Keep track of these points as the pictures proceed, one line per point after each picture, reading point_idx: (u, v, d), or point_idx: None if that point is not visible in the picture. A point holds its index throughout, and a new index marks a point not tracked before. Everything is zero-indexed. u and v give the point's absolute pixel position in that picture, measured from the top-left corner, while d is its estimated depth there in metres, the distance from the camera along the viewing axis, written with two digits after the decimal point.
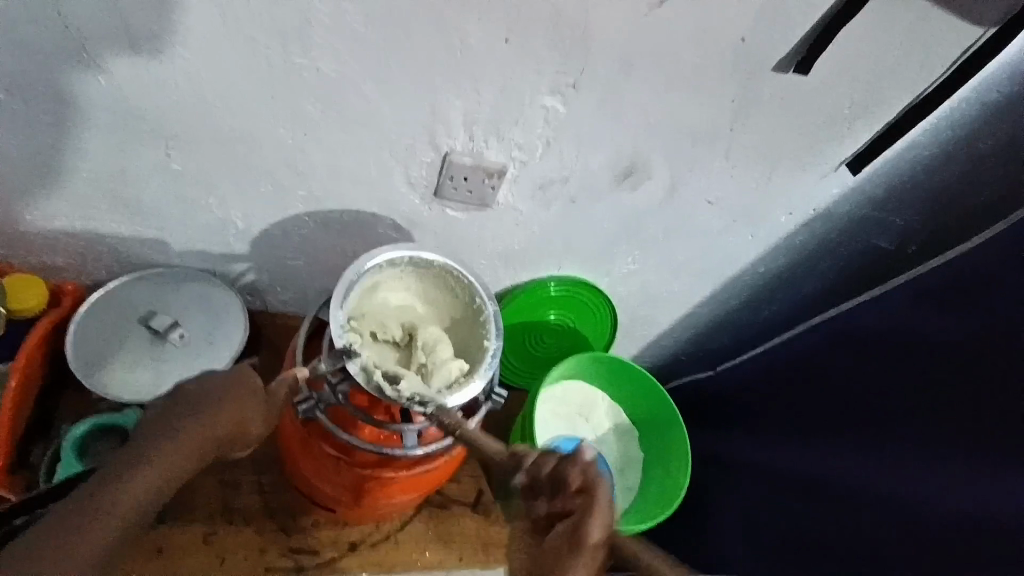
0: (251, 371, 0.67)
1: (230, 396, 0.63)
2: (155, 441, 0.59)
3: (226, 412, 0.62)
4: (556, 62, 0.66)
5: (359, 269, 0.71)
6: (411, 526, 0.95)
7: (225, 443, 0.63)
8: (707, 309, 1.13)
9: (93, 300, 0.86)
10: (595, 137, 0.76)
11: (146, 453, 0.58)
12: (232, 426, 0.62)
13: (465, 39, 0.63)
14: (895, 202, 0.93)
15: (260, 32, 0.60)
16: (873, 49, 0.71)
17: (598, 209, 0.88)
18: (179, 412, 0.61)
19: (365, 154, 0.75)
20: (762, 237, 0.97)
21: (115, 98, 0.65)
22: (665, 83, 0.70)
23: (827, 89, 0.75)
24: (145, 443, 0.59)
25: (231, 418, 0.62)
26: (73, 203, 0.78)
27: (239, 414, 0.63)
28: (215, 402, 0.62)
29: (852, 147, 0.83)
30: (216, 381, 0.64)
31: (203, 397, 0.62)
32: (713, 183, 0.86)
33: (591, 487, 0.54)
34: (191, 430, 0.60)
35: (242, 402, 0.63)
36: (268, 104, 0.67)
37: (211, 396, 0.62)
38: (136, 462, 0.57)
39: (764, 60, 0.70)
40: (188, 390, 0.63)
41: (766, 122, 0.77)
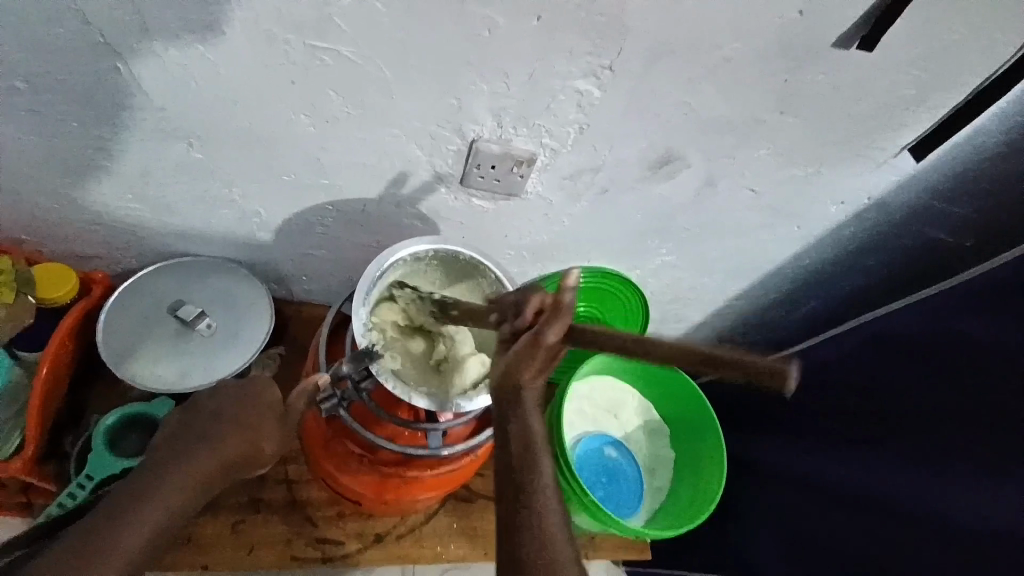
0: (267, 385, 0.70)
1: (240, 415, 0.66)
2: (174, 460, 0.62)
3: (237, 433, 0.65)
4: (590, 45, 0.61)
5: (382, 265, 0.69)
6: (435, 521, 0.94)
7: (240, 463, 0.65)
8: (744, 302, 1.08)
9: (122, 290, 0.86)
10: (630, 124, 0.71)
11: (163, 473, 0.60)
12: (247, 447, 0.65)
13: (492, 22, 0.58)
14: (958, 192, 0.85)
15: (277, 18, 0.57)
16: (944, 26, 0.63)
17: (629, 200, 0.83)
18: (193, 433, 0.64)
19: (388, 143, 0.71)
20: (807, 229, 0.91)
21: (134, 90, 0.64)
22: (708, 66, 0.64)
23: (891, 71, 0.67)
24: (163, 462, 0.61)
25: (246, 438, 0.65)
26: (98, 193, 0.77)
27: (252, 436, 0.66)
28: (228, 423, 0.65)
29: (914, 134, 0.76)
30: (229, 400, 0.67)
31: (217, 417, 0.65)
32: (757, 172, 0.80)
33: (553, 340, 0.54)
34: (209, 448, 0.63)
35: (259, 421, 0.67)
36: (287, 93, 0.65)
37: (223, 416, 0.65)
38: (159, 478, 0.60)
39: (821, 39, 0.63)
40: (201, 408, 0.66)
41: (818, 106, 0.71)
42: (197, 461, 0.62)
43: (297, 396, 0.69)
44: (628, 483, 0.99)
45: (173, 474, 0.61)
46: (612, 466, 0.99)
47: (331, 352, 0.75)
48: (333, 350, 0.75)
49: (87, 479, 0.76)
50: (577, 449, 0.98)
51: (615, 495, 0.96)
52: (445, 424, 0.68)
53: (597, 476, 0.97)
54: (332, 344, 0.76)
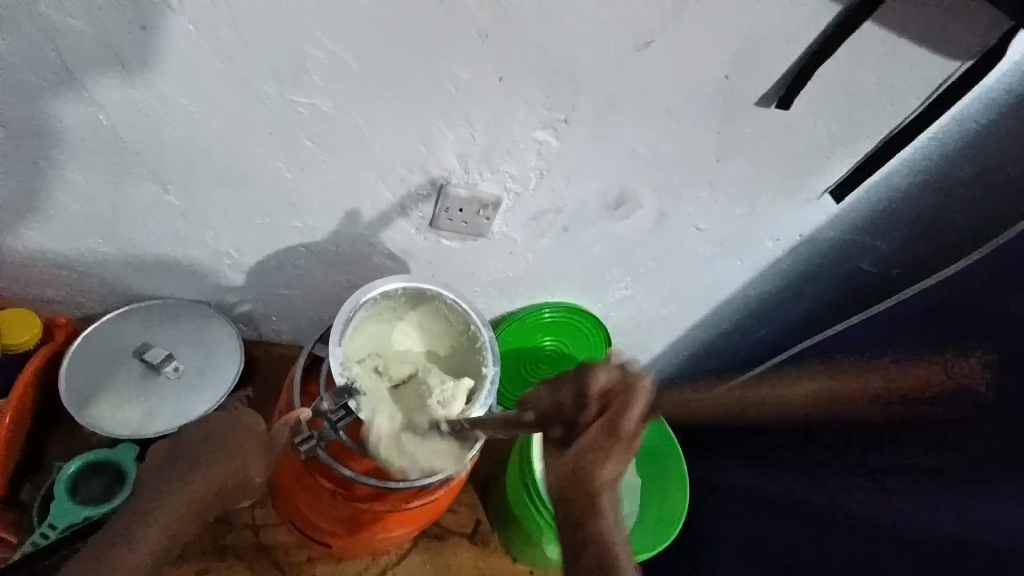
0: (252, 415, 0.69)
1: (231, 440, 0.65)
2: (167, 487, 0.62)
3: (230, 459, 0.64)
4: (546, 100, 0.68)
5: (355, 304, 0.71)
6: (407, 560, 0.94)
7: (232, 490, 0.65)
8: (699, 331, 1.15)
9: (88, 333, 0.86)
10: (586, 169, 0.78)
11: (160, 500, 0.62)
12: (235, 475, 0.64)
13: (458, 79, 0.65)
14: (878, 228, 0.96)
15: (260, 73, 0.62)
16: (846, 86, 0.73)
17: (588, 237, 0.89)
18: (183, 464, 0.64)
19: (361, 187, 0.76)
20: (750, 262, 1.00)
21: (114, 137, 0.67)
22: (652, 117, 0.73)
23: (806, 123, 0.77)
24: (157, 490, 0.62)
25: (234, 467, 0.64)
26: (69, 236, 0.78)
27: (242, 463, 0.65)
28: (218, 450, 0.65)
29: (833, 177, 0.86)
30: (219, 424, 0.67)
31: (207, 443, 0.65)
32: (701, 211, 0.88)
33: (629, 389, 0.48)
34: (197, 478, 0.63)
35: (245, 449, 0.65)
36: (266, 141, 0.69)
37: (213, 444, 0.65)
38: (154, 506, 0.61)
39: (746, 95, 0.72)
40: (191, 435, 0.66)
41: (748, 153, 0.80)
42: (191, 487, 0.62)
43: (280, 427, 0.69)
44: None
45: (170, 499, 0.62)
46: None
47: (304, 391, 0.75)
48: (308, 389, 0.75)
49: (53, 526, 0.73)
50: None
51: None
52: (422, 456, 0.69)
53: None
54: (305, 382, 0.76)
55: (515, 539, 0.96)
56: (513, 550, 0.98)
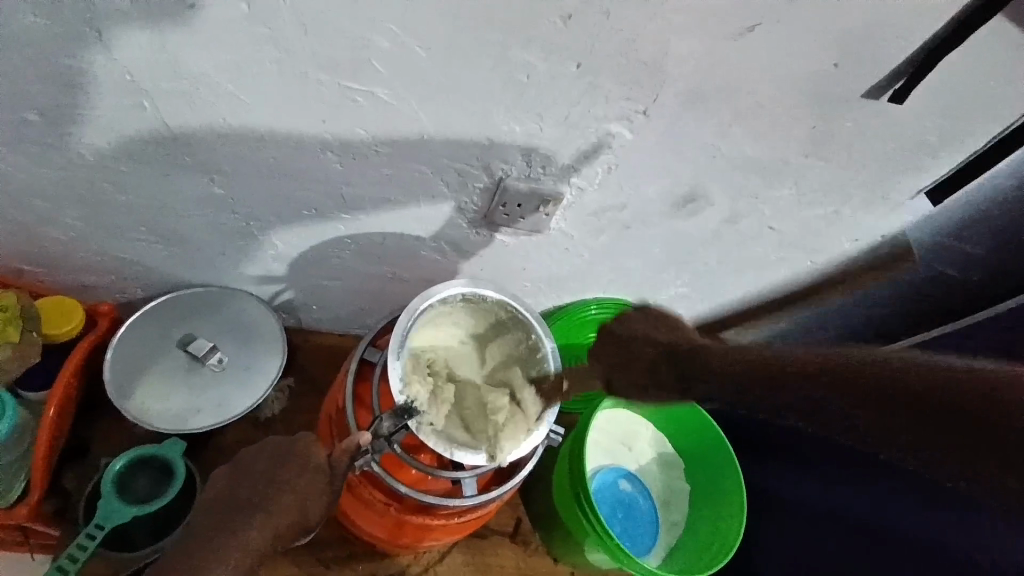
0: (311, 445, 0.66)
1: (286, 478, 0.63)
2: (227, 526, 0.61)
3: (286, 499, 0.62)
4: (626, 91, 0.61)
5: (413, 313, 0.66)
6: (449, 559, 0.92)
7: (290, 532, 0.63)
8: (752, 331, 1.08)
9: (130, 323, 0.84)
10: (659, 165, 0.71)
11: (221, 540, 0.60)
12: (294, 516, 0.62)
13: (531, 66, 0.58)
14: (969, 233, 0.87)
15: (314, 60, 0.56)
16: (969, 78, 0.64)
17: (652, 234, 0.83)
18: (247, 497, 0.63)
19: (416, 180, 0.71)
20: (821, 264, 0.92)
21: (158, 126, 0.62)
22: (741, 113, 0.65)
23: (914, 121, 0.68)
24: (222, 525, 0.62)
25: (293, 505, 0.62)
26: (112, 225, 0.75)
27: (299, 504, 0.62)
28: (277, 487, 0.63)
29: (930, 178, 0.77)
30: (277, 456, 0.65)
31: (267, 479, 0.63)
32: (777, 210, 0.80)
33: None
34: (257, 516, 0.61)
35: (303, 485, 0.63)
36: (318, 131, 0.64)
37: (272, 479, 0.63)
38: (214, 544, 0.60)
39: (853, 89, 0.63)
40: (255, 469, 0.65)
41: (840, 151, 0.71)
42: (254, 528, 0.61)
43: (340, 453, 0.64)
44: (642, 521, 0.99)
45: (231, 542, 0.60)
46: (627, 499, 0.99)
47: (356, 396, 0.70)
48: (360, 396, 0.70)
49: (98, 528, 0.71)
50: (593, 483, 0.97)
51: (633, 530, 0.96)
52: (477, 471, 0.66)
53: (614, 510, 0.97)
54: (357, 388, 0.70)
55: (559, 546, 0.94)
56: (556, 554, 0.96)
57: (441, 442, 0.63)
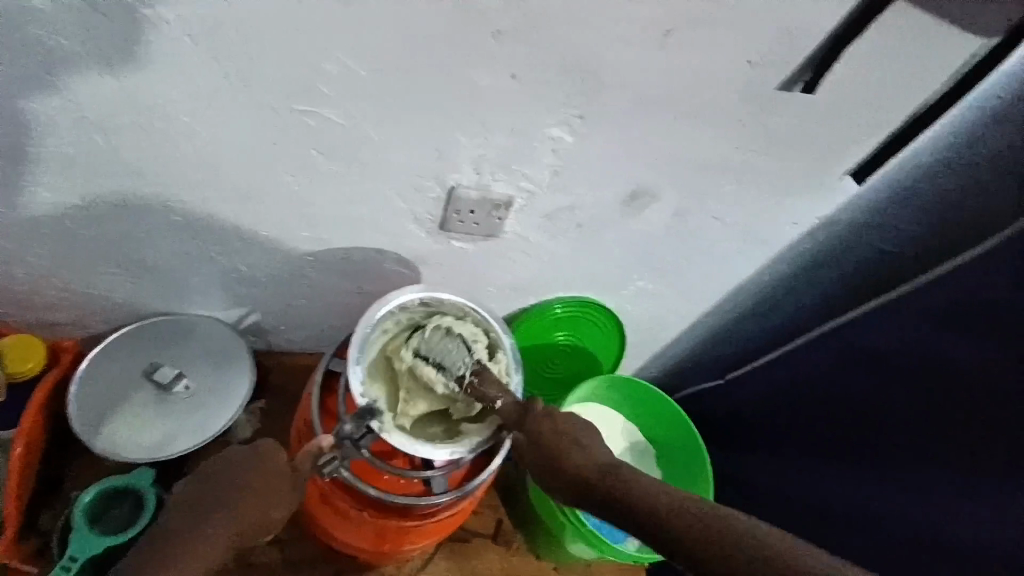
0: (277, 446, 0.67)
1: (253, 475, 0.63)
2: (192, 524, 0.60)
3: (249, 497, 0.62)
4: (563, 98, 0.65)
5: (371, 320, 0.69)
6: (433, 563, 0.93)
7: (252, 530, 0.62)
8: (714, 320, 1.12)
9: (94, 357, 0.84)
10: (602, 166, 0.75)
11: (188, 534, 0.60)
12: (258, 514, 0.62)
13: (471, 81, 0.61)
14: (900, 210, 0.93)
15: (260, 85, 0.58)
16: (875, 65, 0.70)
17: (605, 232, 0.86)
18: (210, 498, 0.62)
19: (372, 195, 0.73)
20: (768, 249, 0.97)
21: (111, 157, 0.63)
22: (672, 112, 0.69)
23: (832, 109, 0.74)
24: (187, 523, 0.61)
25: (258, 501, 0.62)
26: (71, 260, 0.75)
27: (262, 502, 0.62)
28: (242, 483, 0.63)
29: (855, 160, 0.83)
30: (241, 455, 0.65)
31: (232, 476, 0.63)
32: (720, 201, 0.85)
33: None
34: (223, 512, 0.61)
35: (269, 483, 0.63)
36: (272, 153, 0.66)
37: (237, 476, 0.63)
38: (182, 537, 0.60)
39: (772, 83, 0.68)
40: (218, 472, 0.64)
41: (768, 141, 0.76)
42: (219, 524, 0.60)
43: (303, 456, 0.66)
44: None
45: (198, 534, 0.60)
46: None
47: (323, 407, 0.73)
48: (327, 407, 0.72)
49: (72, 560, 0.71)
50: None
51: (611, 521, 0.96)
52: (447, 468, 0.68)
53: None
54: (324, 398, 0.73)
55: (541, 541, 0.96)
56: (539, 548, 0.98)
57: (405, 440, 0.65)
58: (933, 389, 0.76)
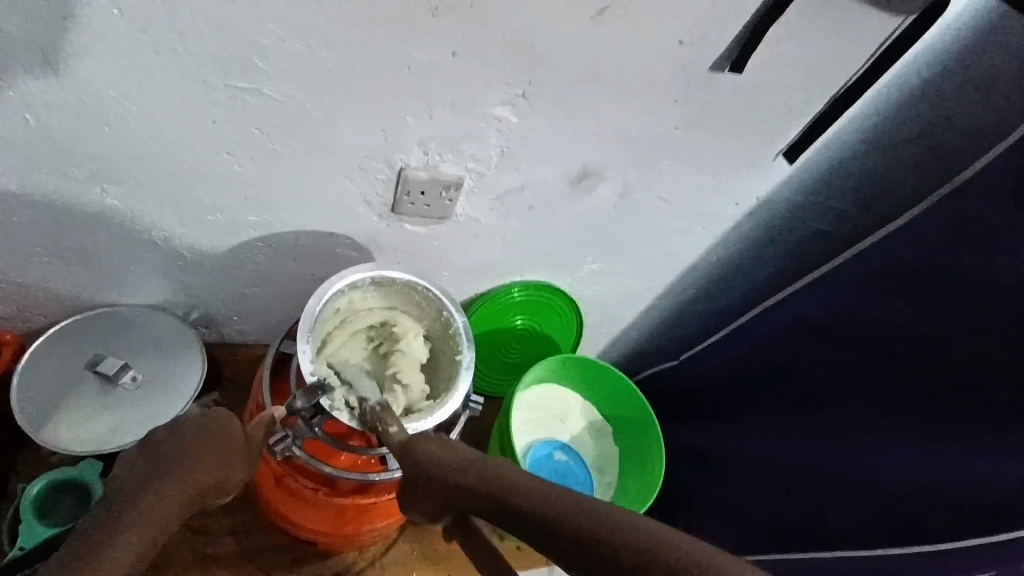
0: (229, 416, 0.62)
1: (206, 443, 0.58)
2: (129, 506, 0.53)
3: (205, 460, 0.57)
4: (504, 76, 0.67)
5: (321, 298, 0.70)
6: (397, 547, 0.93)
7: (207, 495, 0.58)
8: (666, 302, 1.16)
9: (34, 350, 0.81)
10: (547, 145, 0.77)
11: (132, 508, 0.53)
12: (209, 480, 0.57)
13: (412, 58, 0.62)
14: (832, 189, 0.98)
15: (196, 61, 0.58)
16: (798, 46, 0.74)
17: (556, 212, 0.89)
18: (161, 470, 0.55)
19: (319, 176, 0.73)
20: (712, 229, 1.01)
21: (43, 139, 0.62)
22: (610, 91, 0.72)
23: (762, 88, 0.78)
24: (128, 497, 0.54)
25: (208, 469, 0.57)
26: (4, 249, 0.73)
27: (225, 458, 0.59)
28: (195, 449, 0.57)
29: (787, 139, 0.87)
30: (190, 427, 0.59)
31: (178, 450, 0.57)
32: (663, 181, 0.88)
33: None
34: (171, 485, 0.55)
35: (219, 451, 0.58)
36: (212, 133, 0.65)
37: (186, 447, 0.57)
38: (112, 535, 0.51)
39: (702, 64, 0.72)
40: (166, 446, 0.57)
41: (705, 119, 0.80)
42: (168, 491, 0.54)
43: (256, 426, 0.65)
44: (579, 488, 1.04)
45: (140, 515, 0.52)
46: (564, 469, 1.04)
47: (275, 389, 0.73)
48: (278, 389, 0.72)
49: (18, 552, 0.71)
50: (529, 457, 1.01)
51: None
52: None
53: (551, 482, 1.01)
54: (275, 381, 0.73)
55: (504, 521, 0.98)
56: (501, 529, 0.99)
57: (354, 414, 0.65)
58: (874, 350, 0.84)
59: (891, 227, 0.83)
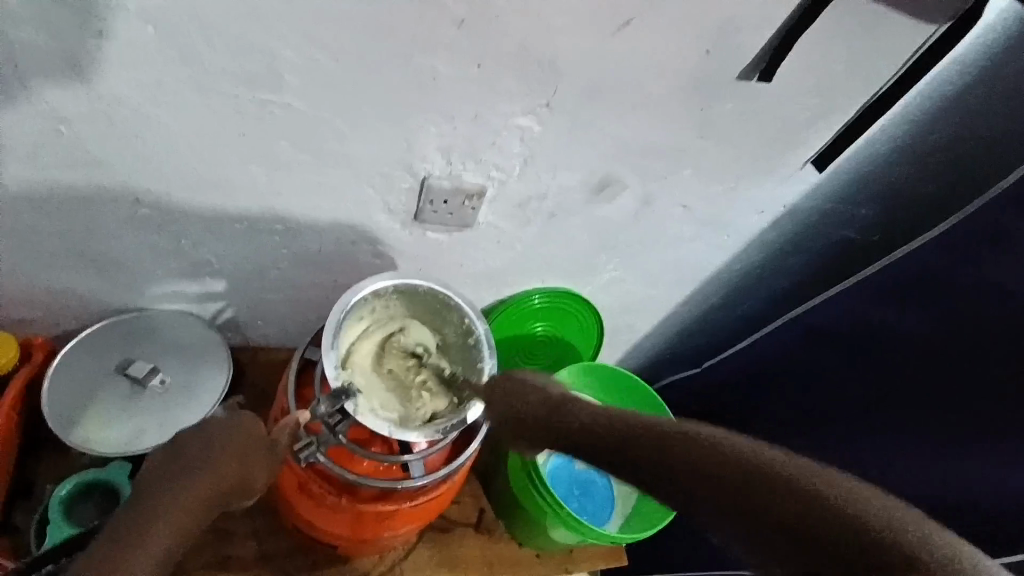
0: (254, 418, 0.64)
1: (234, 443, 0.60)
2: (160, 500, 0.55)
3: (232, 461, 0.59)
4: (528, 87, 0.67)
5: (345, 305, 0.70)
6: (416, 553, 0.94)
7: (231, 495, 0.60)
8: (687, 310, 1.14)
9: (67, 352, 0.83)
10: (569, 153, 0.76)
11: (162, 504, 0.54)
12: (237, 480, 0.59)
13: (436, 69, 0.63)
14: (861, 196, 0.96)
15: (225, 74, 0.59)
16: (828, 54, 0.73)
17: (576, 220, 0.88)
18: (188, 466, 0.57)
19: (343, 185, 0.74)
20: (736, 237, 0.99)
21: (78, 150, 0.64)
22: (633, 101, 0.72)
23: (789, 96, 0.77)
24: (158, 491, 0.55)
25: (237, 469, 0.60)
26: (40, 255, 0.75)
27: (248, 463, 0.61)
28: (223, 449, 0.60)
29: (815, 147, 0.86)
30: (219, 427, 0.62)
31: (208, 447, 0.59)
32: (686, 190, 0.87)
33: None
34: (199, 481, 0.57)
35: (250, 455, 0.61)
36: (240, 144, 0.66)
37: (215, 445, 0.59)
38: (144, 528, 0.53)
39: (728, 74, 0.71)
40: (190, 444, 0.59)
41: (731, 128, 0.79)
42: (196, 487, 0.56)
43: (280, 429, 0.67)
44: (598, 496, 1.03)
45: (169, 510, 0.54)
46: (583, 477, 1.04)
47: (299, 394, 0.73)
48: (302, 394, 0.73)
49: None
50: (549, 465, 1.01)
51: (588, 504, 1.01)
52: (423, 452, 0.69)
53: (570, 489, 1.02)
54: (299, 386, 0.74)
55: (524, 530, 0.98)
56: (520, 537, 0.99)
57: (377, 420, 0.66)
58: (898, 360, 0.82)
59: (916, 241, 0.80)
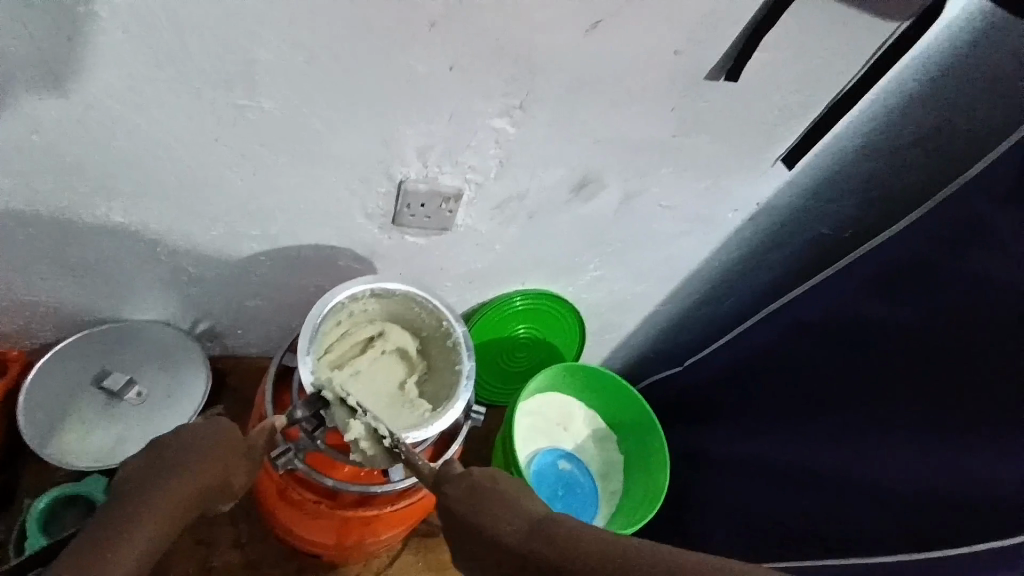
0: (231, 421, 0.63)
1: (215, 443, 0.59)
2: (141, 498, 0.53)
3: (213, 461, 0.58)
4: (502, 88, 0.68)
5: (322, 311, 0.70)
6: (402, 559, 0.94)
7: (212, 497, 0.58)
8: (669, 308, 1.16)
9: (40, 367, 0.82)
10: (545, 153, 0.77)
11: (144, 500, 0.53)
12: (218, 480, 0.58)
13: (409, 70, 0.63)
14: (833, 192, 0.98)
15: (196, 78, 0.59)
16: (795, 53, 0.74)
17: (556, 220, 0.89)
18: (169, 465, 0.56)
19: (320, 188, 0.74)
20: (713, 235, 1.01)
21: (48, 157, 0.63)
22: (607, 100, 0.73)
23: (759, 94, 0.78)
24: (137, 490, 0.53)
25: (218, 470, 0.58)
26: (11, 266, 0.74)
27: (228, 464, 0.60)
28: (205, 448, 0.59)
29: (787, 143, 0.87)
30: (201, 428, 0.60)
31: (189, 446, 0.58)
32: (662, 188, 0.88)
33: None
34: (181, 479, 0.55)
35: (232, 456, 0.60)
36: (214, 148, 0.66)
37: (198, 443, 0.58)
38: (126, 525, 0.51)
39: (699, 73, 0.73)
40: (170, 445, 0.58)
41: (704, 126, 0.80)
42: (176, 486, 0.55)
43: (258, 433, 0.66)
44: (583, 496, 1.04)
45: (150, 508, 0.52)
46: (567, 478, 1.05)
47: (278, 401, 0.74)
48: (280, 401, 0.74)
49: None
50: (532, 466, 1.02)
51: (573, 504, 1.01)
52: None
53: (555, 489, 1.02)
54: (278, 393, 0.75)
55: None
56: None
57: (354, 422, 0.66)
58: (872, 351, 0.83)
59: (882, 236, 0.85)
